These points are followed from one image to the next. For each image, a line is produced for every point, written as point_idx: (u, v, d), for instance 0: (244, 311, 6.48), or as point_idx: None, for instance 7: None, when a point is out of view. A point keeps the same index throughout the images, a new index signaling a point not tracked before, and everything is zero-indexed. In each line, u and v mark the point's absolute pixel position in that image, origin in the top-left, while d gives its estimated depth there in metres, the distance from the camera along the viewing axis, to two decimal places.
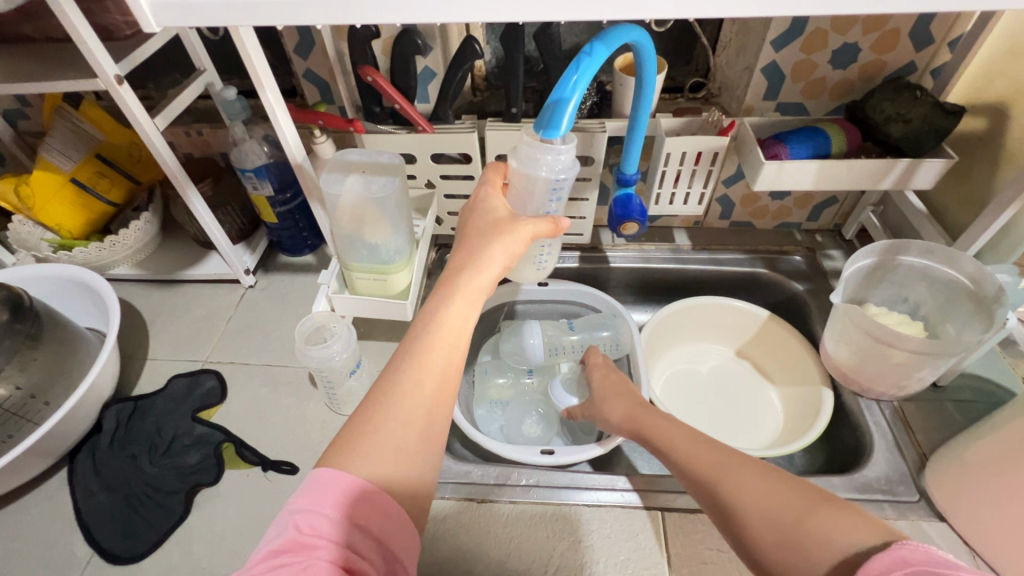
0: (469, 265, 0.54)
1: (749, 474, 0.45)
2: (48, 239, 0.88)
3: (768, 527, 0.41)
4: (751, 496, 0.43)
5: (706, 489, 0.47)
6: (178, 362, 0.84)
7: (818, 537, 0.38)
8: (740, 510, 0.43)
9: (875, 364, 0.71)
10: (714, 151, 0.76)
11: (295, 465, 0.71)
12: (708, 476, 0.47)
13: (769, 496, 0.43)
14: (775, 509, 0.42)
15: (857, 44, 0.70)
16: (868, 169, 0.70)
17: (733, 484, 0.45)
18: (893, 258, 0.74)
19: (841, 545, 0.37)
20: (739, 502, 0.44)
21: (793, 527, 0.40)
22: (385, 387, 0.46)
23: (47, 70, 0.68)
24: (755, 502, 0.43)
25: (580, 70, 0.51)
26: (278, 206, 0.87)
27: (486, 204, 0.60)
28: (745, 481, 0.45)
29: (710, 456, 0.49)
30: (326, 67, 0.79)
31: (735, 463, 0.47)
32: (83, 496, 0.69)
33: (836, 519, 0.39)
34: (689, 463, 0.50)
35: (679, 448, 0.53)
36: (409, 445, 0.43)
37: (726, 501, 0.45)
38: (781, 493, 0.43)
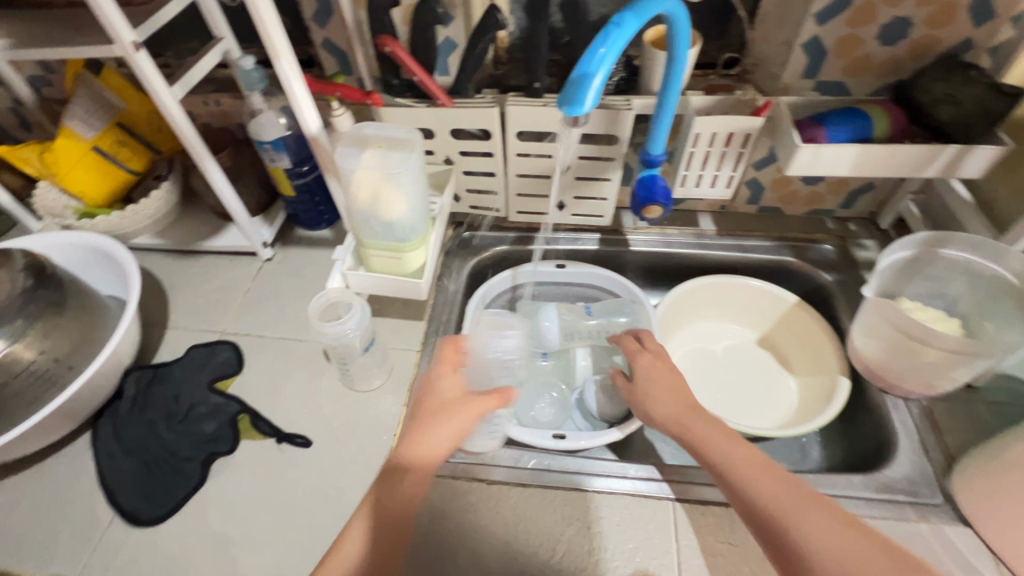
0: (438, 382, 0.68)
1: (820, 514, 0.45)
2: (72, 206, 0.90)
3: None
4: (831, 541, 0.44)
5: (772, 522, 0.46)
6: (196, 333, 0.85)
7: None
8: (811, 555, 0.44)
9: (906, 363, 0.67)
10: (746, 133, 0.72)
11: (308, 438, 0.72)
12: (779, 509, 0.47)
13: (846, 552, 0.43)
14: (855, 563, 0.42)
15: (909, 18, 0.65)
16: (911, 154, 0.65)
17: (809, 530, 0.45)
18: (933, 251, 0.70)
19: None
20: (810, 545, 0.44)
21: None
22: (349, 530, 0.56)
23: (65, 34, 0.67)
24: (838, 558, 0.43)
25: (607, 43, 0.48)
26: (295, 178, 0.87)
27: (435, 388, 0.66)
28: (816, 524, 0.45)
29: (777, 489, 0.48)
30: (345, 36, 0.76)
31: (801, 501, 0.47)
32: (104, 458, 0.71)
33: None
34: (760, 495, 0.48)
35: (739, 470, 0.50)
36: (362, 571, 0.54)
37: (798, 548, 0.44)
38: (870, 561, 0.42)
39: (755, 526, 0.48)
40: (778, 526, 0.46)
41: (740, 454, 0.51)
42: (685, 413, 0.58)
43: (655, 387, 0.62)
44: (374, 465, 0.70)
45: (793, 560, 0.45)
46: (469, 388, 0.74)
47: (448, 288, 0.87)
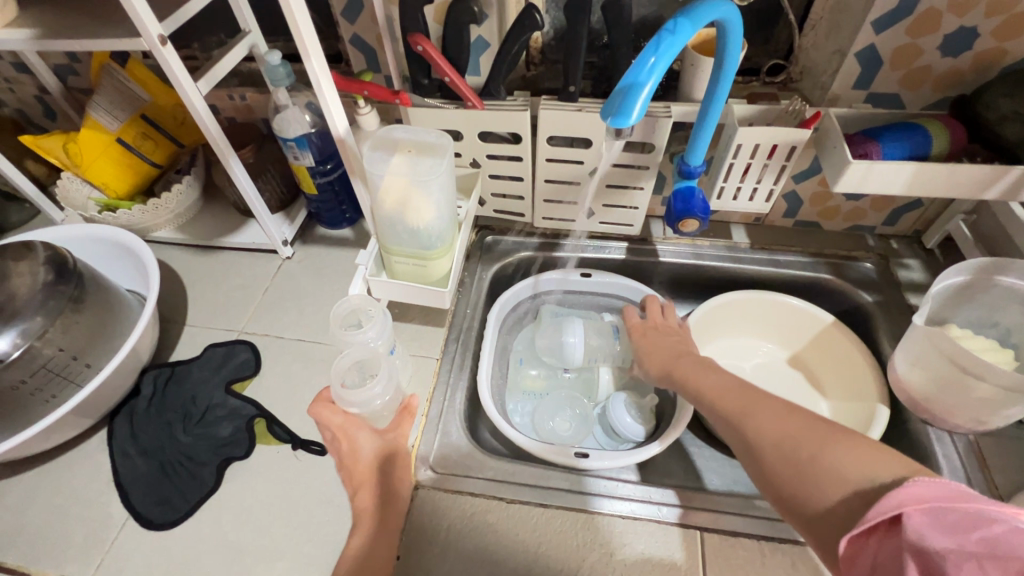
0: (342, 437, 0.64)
1: (770, 413, 0.48)
2: (94, 199, 0.88)
3: (779, 472, 0.45)
4: (776, 431, 0.47)
5: (733, 426, 0.51)
6: (214, 331, 0.84)
7: (833, 468, 0.41)
8: (759, 446, 0.47)
9: (954, 396, 0.63)
10: (791, 145, 0.68)
11: (324, 446, 0.71)
12: (737, 415, 0.51)
13: (787, 433, 0.46)
14: (795, 445, 0.44)
15: (976, 29, 0.61)
16: (972, 175, 0.61)
17: (757, 426, 0.48)
18: (989, 277, 0.66)
19: (847, 477, 0.40)
20: (758, 439, 0.47)
21: (806, 460, 0.43)
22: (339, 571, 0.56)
23: (93, 25, 0.66)
24: (782, 445, 0.45)
25: (659, 52, 0.45)
26: (318, 177, 0.85)
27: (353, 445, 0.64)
28: (764, 419, 0.48)
29: (736, 401, 0.53)
30: (375, 32, 0.74)
31: (754, 404, 0.50)
32: (120, 458, 0.70)
33: (848, 452, 0.41)
34: (724, 410, 0.53)
35: (711, 397, 0.55)
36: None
37: (751, 442, 0.48)
38: (810, 442, 0.44)
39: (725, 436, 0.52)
40: (737, 427, 0.50)
41: (711, 386, 0.57)
42: (671, 364, 0.66)
43: (652, 343, 0.72)
44: None
45: (751, 457, 0.48)
46: (490, 401, 0.72)
47: (469, 295, 0.84)
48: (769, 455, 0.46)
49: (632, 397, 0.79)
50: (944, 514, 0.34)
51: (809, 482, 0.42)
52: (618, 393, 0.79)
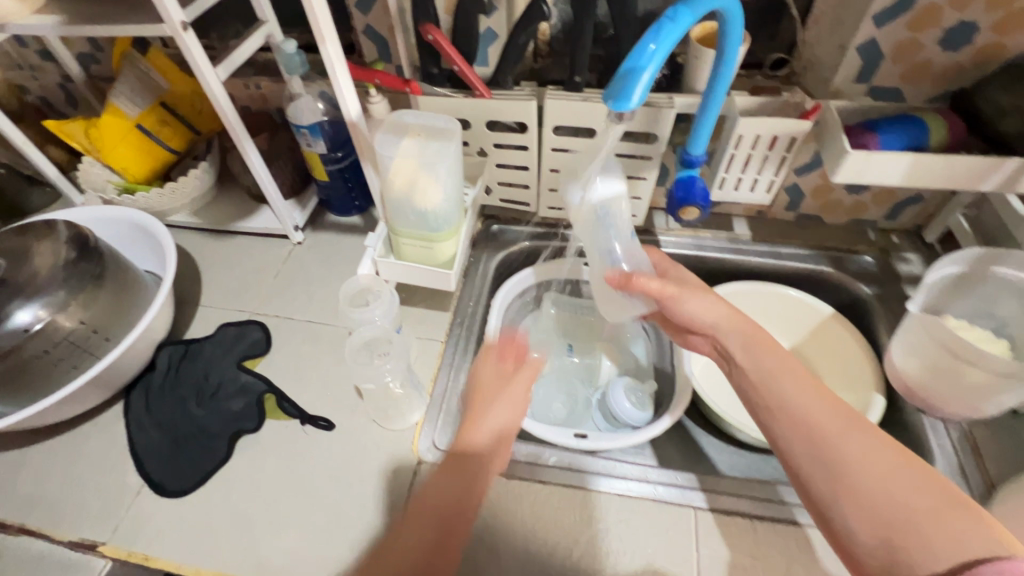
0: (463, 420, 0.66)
1: (869, 448, 0.47)
2: (113, 182, 0.91)
3: (871, 516, 0.44)
4: (874, 467, 0.46)
5: (817, 447, 0.49)
6: (227, 312, 0.87)
7: (945, 531, 0.41)
8: (857, 480, 0.46)
9: (947, 383, 0.65)
10: (791, 136, 0.70)
11: (331, 422, 0.73)
12: (827, 437, 0.49)
13: (892, 478, 0.45)
14: (900, 496, 0.44)
15: (976, 24, 0.62)
16: (969, 166, 0.62)
17: (853, 458, 0.47)
18: (985, 268, 0.67)
19: (964, 545, 0.39)
20: (852, 471, 0.46)
21: (911, 514, 0.43)
22: (430, 480, 0.59)
23: (117, 12, 0.68)
24: (879, 485, 0.45)
25: (658, 38, 0.47)
26: (330, 164, 0.87)
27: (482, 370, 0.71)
28: (861, 451, 0.47)
29: (832, 418, 0.50)
30: (387, 23, 0.76)
31: (850, 429, 0.49)
32: (136, 429, 0.73)
33: (966, 523, 0.40)
34: (815, 423, 0.50)
35: (795, 400, 0.52)
36: (437, 544, 0.53)
37: (842, 471, 0.47)
38: (916, 496, 0.43)
39: (801, 452, 0.50)
40: (821, 449, 0.49)
41: (800, 388, 0.53)
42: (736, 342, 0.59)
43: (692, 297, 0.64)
44: (395, 453, 0.70)
45: (837, 486, 0.47)
46: None
47: (474, 283, 0.86)
48: (863, 493, 0.45)
49: (632, 383, 0.80)
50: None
51: (909, 536, 0.42)
52: (618, 379, 0.81)
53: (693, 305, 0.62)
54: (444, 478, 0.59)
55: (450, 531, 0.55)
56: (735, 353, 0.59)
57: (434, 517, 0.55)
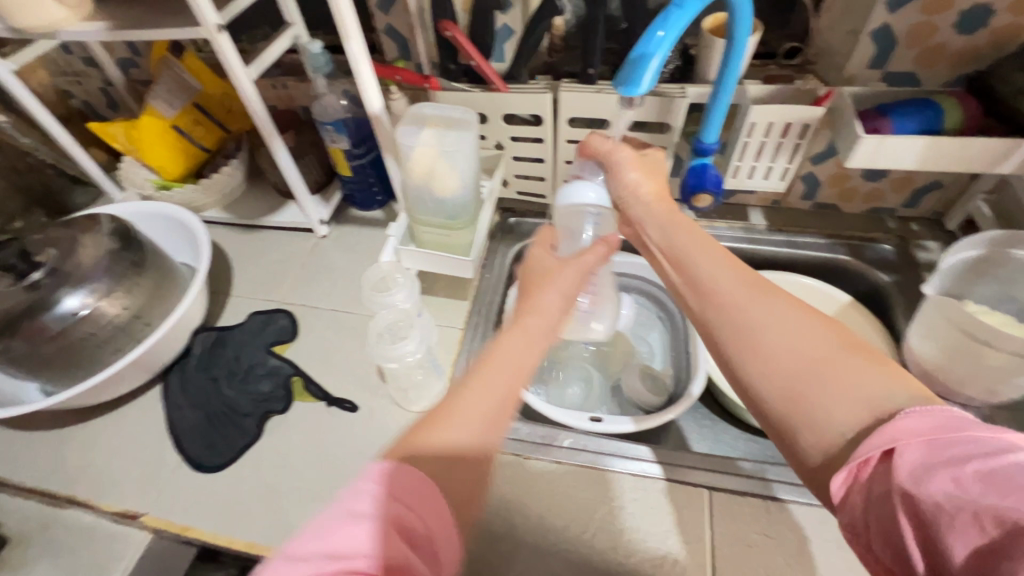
0: (529, 308, 0.56)
1: (775, 307, 0.42)
2: (150, 179, 0.97)
3: (776, 379, 0.39)
4: (787, 331, 0.40)
5: (723, 319, 0.43)
6: (257, 301, 0.91)
7: (840, 389, 0.37)
8: (761, 348, 0.40)
9: (964, 365, 0.65)
10: (804, 123, 0.71)
11: (355, 403, 0.76)
12: (732, 304, 0.43)
13: (798, 343, 0.39)
14: (804, 355, 0.39)
15: (991, 5, 0.62)
16: (985, 149, 0.62)
17: (762, 321, 0.41)
18: (1003, 250, 0.66)
19: (860, 399, 0.36)
20: (760, 334, 0.41)
21: (808, 380, 0.38)
22: (497, 340, 0.52)
23: (157, 17, 0.73)
24: (791, 350, 0.39)
25: (666, 25, 0.48)
26: (352, 159, 0.91)
27: (539, 260, 0.63)
28: (769, 313, 0.41)
29: (727, 284, 0.45)
30: (406, 22, 0.79)
31: (751, 295, 0.43)
32: (173, 409, 0.78)
33: (867, 378, 0.37)
34: (723, 296, 0.44)
35: (706, 268, 0.47)
36: (492, 414, 0.45)
37: (746, 339, 0.41)
38: (817, 346, 0.39)
39: (713, 323, 0.44)
40: (721, 317, 0.44)
41: (706, 259, 0.48)
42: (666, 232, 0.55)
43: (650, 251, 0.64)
44: None
45: (745, 353, 0.41)
46: None
47: (492, 273, 0.88)
48: (768, 357, 0.40)
49: (648, 369, 0.81)
50: (941, 447, 0.31)
51: (810, 394, 0.37)
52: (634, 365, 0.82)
53: (646, 218, 0.59)
54: (511, 336, 0.52)
55: (511, 387, 0.47)
56: (662, 243, 0.55)
57: (503, 379, 0.47)
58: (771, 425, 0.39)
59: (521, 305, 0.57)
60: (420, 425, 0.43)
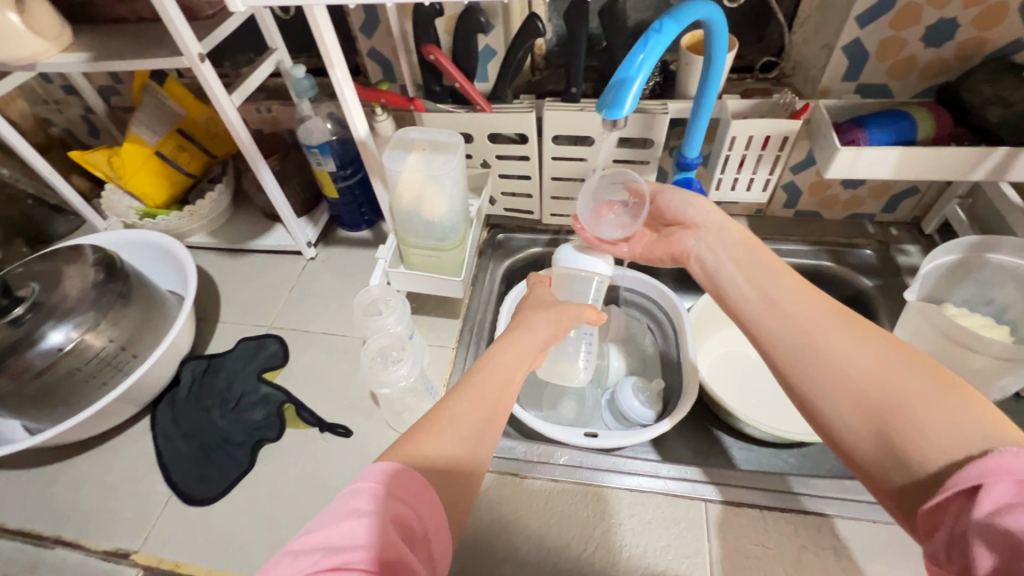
0: (520, 327, 0.59)
1: (863, 340, 0.42)
2: (134, 207, 0.96)
3: (862, 413, 0.39)
4: (873, 367, 0.40)
5: (806, 347, 0.44)
6: (246, 326, 0.90)
7: (934, 421, 0.35)
8: (849, 375, 0.41)
9: (948, 369, 0.66)
10: (783, 136, 0.72)
11: (349, 428, 0.75)
12: (817, 334, 0.44)
13: (883, 373, 0.39)
14: (896, 385, 0.38)
15: (956, 19, 0.64)
16: (957, 157, 0.64)
17: (848, 358, 0.41)
18: (979, 255, 0.68)
19: (958, 431, 0.34)
20: (847, 369, 0.41)
21: (897, 410, 0.37)
22: (487, 354, 0.54)
23: (139, 47, 0.73)
24: (878, 383, 0.39)
25: (647, 49, 0.49)
26: (339, 181, 0.91)
27: (537, 292, 0.69)
28: (856, 349, 0.42)
29: (812, 316, 0.46)
30: (389, 45, 0.80)
31: (838, 326, 0.44)
32: (163, 441, 0.76)
33: (962, 412, 0.35)
34: (810, 332, 0.45)
35: (788, 305, 0.48)
36: (480, 424, 0.45)
37: (831, 368, 0.42)
38: (914, 380, 0.38)
39: (796, 357, 0.45)
40: (805, 345, 0.44)
41: (786, 290, 0.49)
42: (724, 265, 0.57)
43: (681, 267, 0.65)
44: None
45: (829, 382, 0.41)
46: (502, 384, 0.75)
47: (482, 289, 0.88)
48: (855, 393, 0.40)
49: (640, 383, 0.81)
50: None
51: (901, 429, 0.36)
52: (625, 379, 0.82)
53: (703, 245, 0.61)
54: (501, 353, 0.53)
55: (497, 402, 0.48)
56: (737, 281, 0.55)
57: (487, 392, 0.48)
58: (859, 459, 0.39)
59: (512, 325, 0.60)
60: (416, 431, 0.43)
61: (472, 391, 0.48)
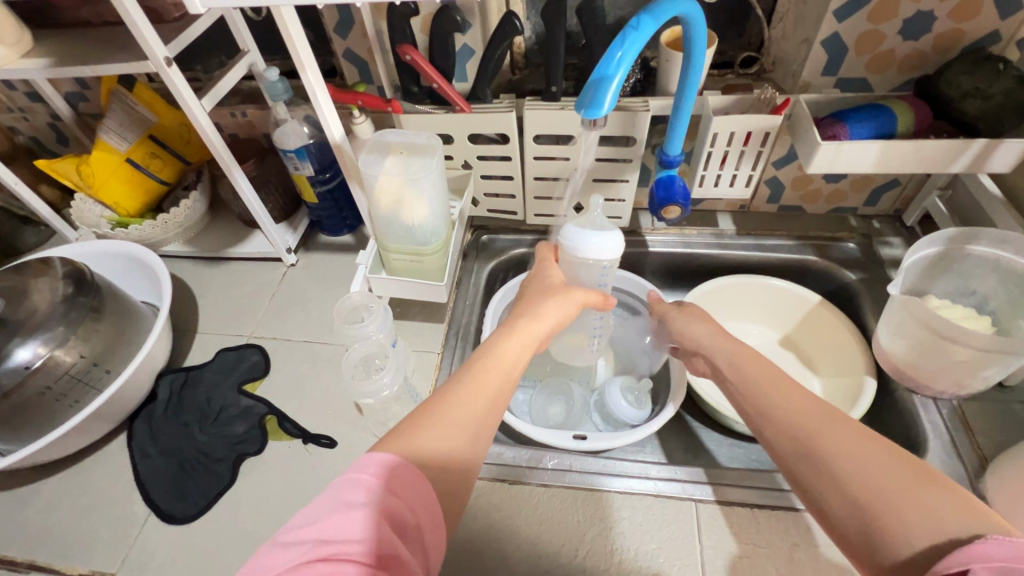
0: (525, 313, 0.55)
1: (839, 428, 0.42)
2: (107, 217, 0.92)
3: (845, 506, 0.38)
4: (856, 457, 0.39)
5: (784, 438, 0.44)
6: (225, 337, 0.88)
7: (916, 511, 0.35)
8: (826, 464, 0.40)
9: (933, 361, 0.66)
10: (765, 131, 0.72)
11: (333, 439, 0.74)
12: (790, 422, 0.44)
13: (861, 459, 0.39)
14: (874, 474, 0.37)
15: (933, 12, 0.64)
16: (937, 150, 0.64)
17: (827, 447, 0.40)
18: (960, 247, 0.69)
19: (938, 524, 0.34)
20: (822, 457, 0.40)
21: (877, 501, 0.36)
22: (491, 341, 0.51)
23: (103, 51, 0.70)
24: (858, 478, 0.38)
25: (625, 46, 0.48)
26: (318, 185, 0.89)
27: (542, 274, 0.66)
28: (836, 436, 0.41)
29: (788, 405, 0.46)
30: (365, 46, 0.78)
31: (813, 415, 0.44)
32: (140, 459, 0.74)
33: (939, 501, 0.35)
34: (786, 420, 0.44)
35: (768, 393, 0.47)
36: (479, 418, 0.43)
37: (807, 457, 0.41)
38: (895, 470, 0.37)
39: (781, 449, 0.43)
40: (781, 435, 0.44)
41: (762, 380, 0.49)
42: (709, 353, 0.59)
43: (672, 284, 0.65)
44: None
45: (809, 474, 0.41)
46: None
47: (467, 292, 0.87)
48: (837, 485, 0.38)
49: (629, 383, 0.81)
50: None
51: (884, 522, 0.35)
52: (613, 379, 0.81)
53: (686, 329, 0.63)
54: (501, 342, 0.50)
55: (496, 394, 0.46)
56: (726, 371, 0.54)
57: (486, 387, 0.45)
58: (851, 548, 0.37)
59: (519, 311, 0.56)
60: (409, 420, 0.42)
61: (474, 384, 0.45)
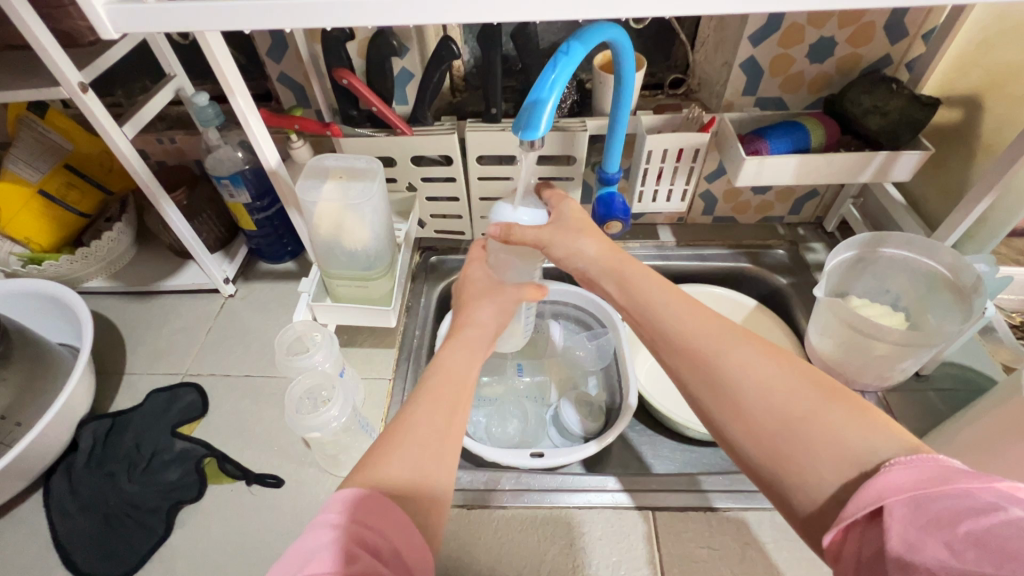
0: (465, 324, 0.56)
1: (752, 354, 0.40)
2: (17, 253, 0.83)
3: (760, 442, 0.38)
4: (760, 381, 0.39)
5: (700, 370, 0.42)
6: (156, 377, 0.82)
7: (829, 434, 0.35)
8: (744, 399, 0.39)
9: (858, 356, 0.71)
10: (695, 148, 0.76)
11: (279, 478, 0.70)
12: (706, 353, 0.42)
13: (775, 388, 0.38)
14: (785, 403, 0.37)
15: (834, 38, 0.70)
16: (847, 162, 0.70)
17: (736, 376, 0.39)
18: (874, 250, 0.75)
19: (845, 442, 0.35)
20: (742, 394, 0.39)
21: (791, 430, 0.36)
22: (437, 357, 0.50)
23: (7, 78, 0.65)
24: (770, 408, 0.38)
25: (557, 69, 0.50)
26: (256, 213, 0.85)
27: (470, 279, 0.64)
28: (744, 360, 0.40)
29: (702, 332, 0.43)
30: (300, 70, 0.77)
31: (729, 342, 0.42)
32: (59, 518, 0.67)
33: (848, 421, 0.36)
34: (694, 348, 0.42)
35: (673, 321, 0.45)
36: (439, 433, 0.42)
37: (730, 390, 0.40)
38: (804, 394, 0.38)
39: (688, 378, 0.42)
40: (702, 366, 0.42)
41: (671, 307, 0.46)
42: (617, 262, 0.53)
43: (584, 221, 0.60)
44: None
45: (724, 408, 0.40)
46: None
47: (417, 315, 0.86)
48: (749, 414, 0.38)
49: (583, 396, 0.82)
50: (927, 505, 0.29)
51: (796, 452, 0.36)
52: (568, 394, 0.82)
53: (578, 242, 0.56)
54: (453, 353, 0.51)
55: (455, 402, 0.45)
56: (624, 295, 0.51)
57: (443, 398, 0.45)
58: (760, 477, 0.38)
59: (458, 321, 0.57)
60: (370, 453, 0.40)
61: (425, 404, 0.44)
